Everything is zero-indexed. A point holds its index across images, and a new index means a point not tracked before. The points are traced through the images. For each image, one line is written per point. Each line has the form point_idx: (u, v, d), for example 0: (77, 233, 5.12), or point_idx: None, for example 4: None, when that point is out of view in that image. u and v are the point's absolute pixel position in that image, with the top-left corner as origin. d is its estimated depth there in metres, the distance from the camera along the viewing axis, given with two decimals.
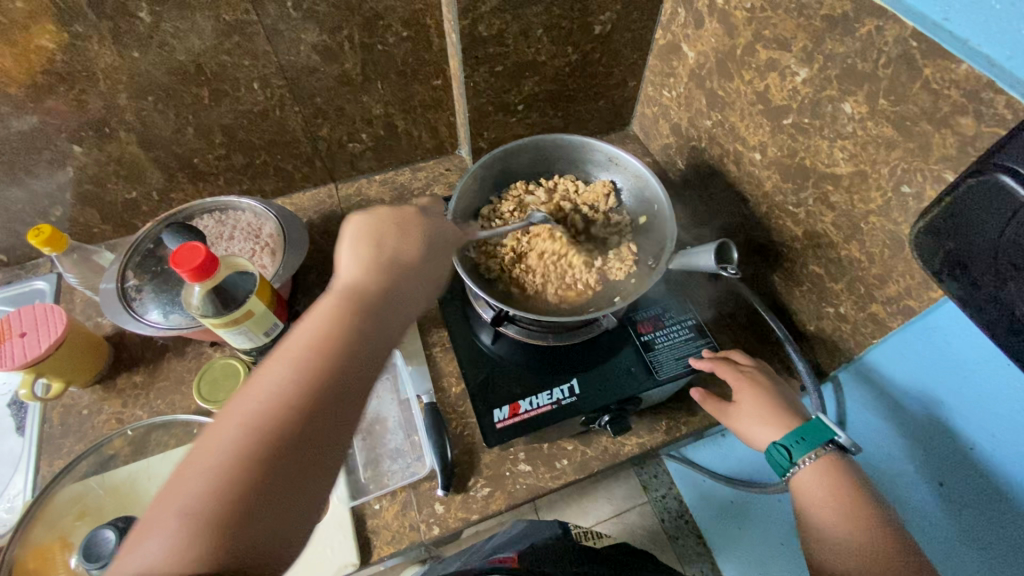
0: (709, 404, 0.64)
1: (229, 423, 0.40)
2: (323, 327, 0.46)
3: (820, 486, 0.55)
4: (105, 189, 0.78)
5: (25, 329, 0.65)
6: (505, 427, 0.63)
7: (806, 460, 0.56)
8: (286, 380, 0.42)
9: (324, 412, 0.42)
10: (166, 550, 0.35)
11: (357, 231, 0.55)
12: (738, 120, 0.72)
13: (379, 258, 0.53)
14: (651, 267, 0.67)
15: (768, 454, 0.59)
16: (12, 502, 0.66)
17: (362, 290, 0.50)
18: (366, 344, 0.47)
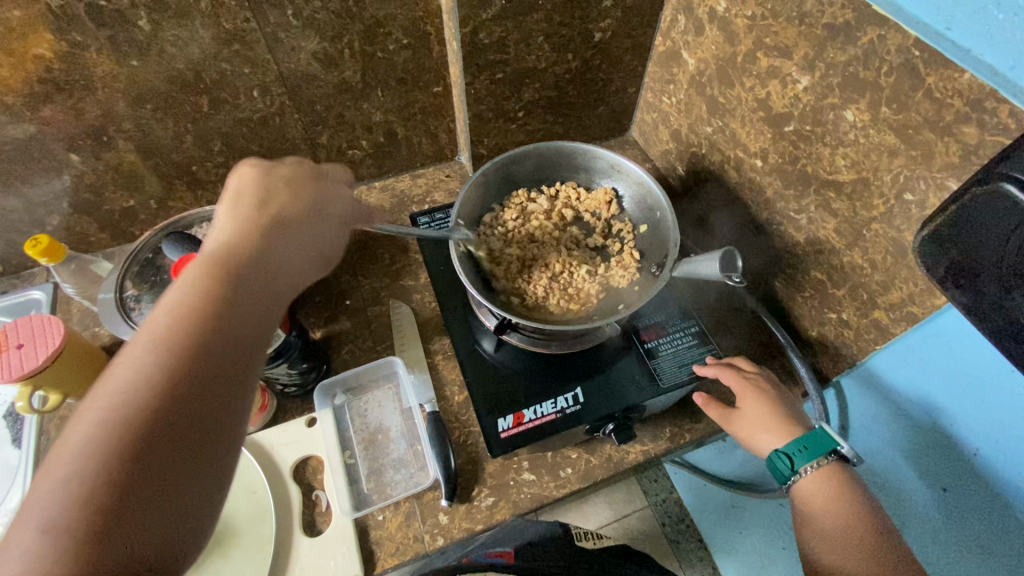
0: (712, 412, 0.64)
1: (91, 408, 0.34)
2: (191, 294, 0.40)
3: (822, 491, 0.55)
4: (103, 198, 0.77)
5: (22, 340, 0.64)
6: (510, 436, 0.63)
7: (809, 468, 0.56)
8: (159, 351, 0.37)
9: (204, 384, 0.37)
10: (31, 559, 0.30)
11: (236, 190, 0.49)
12: (739, 127, 0.72)
13: (260, 214, 0.48)
14: (654, 276, 0.68)
15: (771, 462, 0.59)
16: (10, 516, 0.65)
17: (229, 252, 0.44)
18: (244, 307, 0.42)
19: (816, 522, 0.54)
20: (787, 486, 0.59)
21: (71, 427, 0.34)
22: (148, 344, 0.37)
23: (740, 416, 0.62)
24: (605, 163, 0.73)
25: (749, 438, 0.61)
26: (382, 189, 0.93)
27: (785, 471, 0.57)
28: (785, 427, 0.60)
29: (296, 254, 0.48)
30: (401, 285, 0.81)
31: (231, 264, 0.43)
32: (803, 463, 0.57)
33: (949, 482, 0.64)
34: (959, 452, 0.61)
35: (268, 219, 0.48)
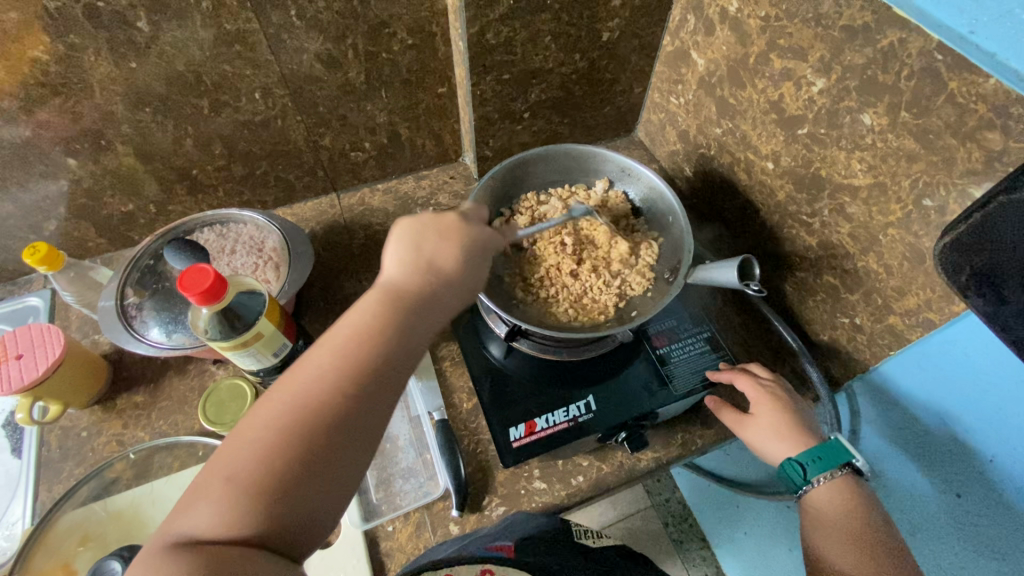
0: (725, 418, 0.63)
1: (274, 403, 0.40)
2: (368, 320, 0.44)
3: (831, 491, 0.55)
4: (101, 202, 0.76)
5: (21, 350, 0.63)
6: (522, 446, 0.62)
7: (823, 479, 0.56)
8: (328, 366, 0.41)
9: (371, 400, 0.41)
10: (211, 519, 0.35)
11: (413, 228, 0.51)
12: (750, 128, 0.71)
13: (424, 255, 0.49)
14: (669, 282, 0.67)
15: (784, 471, 0.58)
16: (11, 529, 0.64)
17: (397, 289, 0.47)
18: (410, 339, 0.45)
19: (821, 517, 0.55)
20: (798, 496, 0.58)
21: (261, 406, 0.40)
22: (329, 355, 0.42)
23: (755, 423, 0.61)
24: (616, 167, 0.72)
25: (764, 445, 0.60)
26: (386, 192, 0.91)
27: (797, 480, 0.57)
28: (799, 434, 0.59)
29: (457, 296, 0.49)
30: None
31: (399, 299, 0.46)
32: (816, 472, 0.56)
33: (961, 489, 0.63)
34: (973, 458, 0.60)
35: (434, 259, 0.49)
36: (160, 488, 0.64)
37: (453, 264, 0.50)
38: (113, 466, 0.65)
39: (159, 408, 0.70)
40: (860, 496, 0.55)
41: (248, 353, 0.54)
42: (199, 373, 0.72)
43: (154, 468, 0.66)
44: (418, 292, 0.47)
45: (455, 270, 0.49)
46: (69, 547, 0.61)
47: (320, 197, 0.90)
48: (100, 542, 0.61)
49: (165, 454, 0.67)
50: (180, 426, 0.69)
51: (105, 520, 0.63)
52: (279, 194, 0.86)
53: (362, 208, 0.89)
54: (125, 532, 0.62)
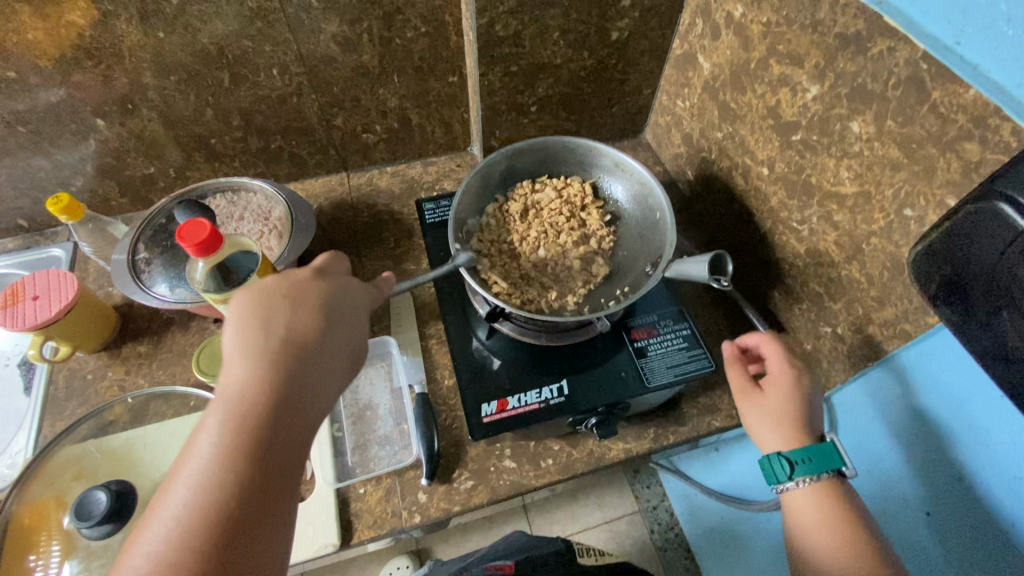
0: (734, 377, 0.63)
1: (131, 573, 0.35)
2: (229, 437, 0.40)
3: (811, 504, 0.55)
4: (125, 163, 0.81)
5: (38, 292, 0.67)
6: (492, 421, 0.63)
7: (805, 481, 0.55)
8: (190, 507, 0.38)
9: (252, 514, 0.39)
10: None
11: (239, 318, 0.47)
12: (748, 133, 0.72)
13: (270, 339, 0.45)
14: (648, 274, 0.67)
15: (768, 464, 0.57)
16: (14, 458, 0.69)
17: (254, 390, 0.43)
18: (289, 442, 0.43)
19: (806, 549, 0.55)
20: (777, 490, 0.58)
21: None
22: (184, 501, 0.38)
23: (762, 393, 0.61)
24: (609, 161, 0.73)
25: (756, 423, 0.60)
26: (394, 174, 0.94)
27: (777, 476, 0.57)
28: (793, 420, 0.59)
29: (328, 361, 0.48)
30: (403, 269, 0.83)
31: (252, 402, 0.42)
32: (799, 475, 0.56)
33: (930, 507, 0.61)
34: (945, 475, 0.58)
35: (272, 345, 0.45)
36: (153, 432, 0.68)
37: (299, 344, 0.46)
38: (113, 408, 0.69)
39: (160, 359, 0.74)
40: (848, 516, 0.54)
41: None
42: (199, 330, 0.76)
43: (150, 414, 0.70)
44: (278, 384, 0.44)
45: (316, 336, 0.47)
46: (62, 481, 0.65)
47: (331, 175, 0.94)
48: (91, 477, 0.65)
49: (161, 402, 0.70)
50: (177, 377, 0.73)
51: (99, 459, 0.66)
52: (292, 169, 0.90)
53: (370, 187, 0.93)
54: (116, 468, 0.65)
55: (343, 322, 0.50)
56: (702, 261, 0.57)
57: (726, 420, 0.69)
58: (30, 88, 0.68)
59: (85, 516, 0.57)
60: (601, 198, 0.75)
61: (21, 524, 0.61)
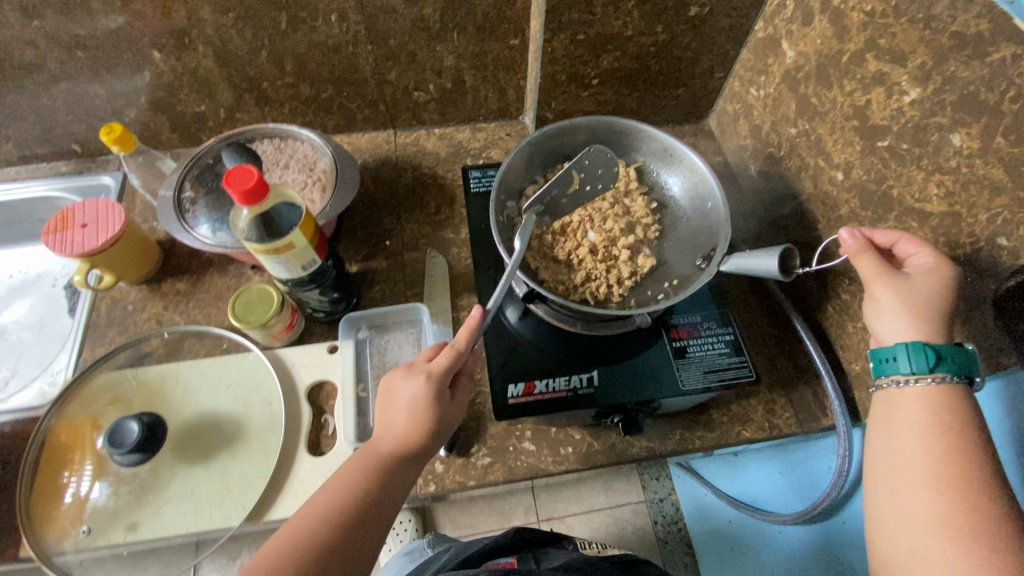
0: (863, 263, 0.52)
1: (270, 544, 0.48)
2: (352, 484, 0.51)
3: (919, 404, 0.48)
4: (177, 98, 0.80)
5: (87, 220, 0.68)
6: (517, 404, 0.61)
7: (942, 377, 0.47)
8: (315, 525, 0.48)
9: (344, 549, 0.48)
10: None
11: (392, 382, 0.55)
12: (827, 133, 0.67)
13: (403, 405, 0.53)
14: (700, 268, 0.59)
15: (888, 349, 0.50)
16: (55, 377, 0.72)
17: (379, 447, 0.53)
18: (387, 499, 0.51)
19: (889, 453, 0.48)
20: (886, 381, 0.51)
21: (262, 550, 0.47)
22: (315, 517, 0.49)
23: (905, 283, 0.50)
24: (657, 144, 0.65)
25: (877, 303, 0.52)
26: (441, 137, 0.91)
27: (889, 367, 0.50)
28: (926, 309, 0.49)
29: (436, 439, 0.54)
30: (440, 236, 0.81)
31: (363, 471, 0.51)
32: (922, 372, 0.47)
33: None
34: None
35: (387, 424, 0.53)
36: (184, 368, 0.69)
37: (406, 433, 0.52)
38: (150, 341, 0.71)
39: (197, 298, 0.75)
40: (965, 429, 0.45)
41: (279, 260, 0.56)
42: (237, 275, 0.77)
43: (183, 351, 0.71)
44: (383, 464, 0.52)
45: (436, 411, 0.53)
46: (99, 404, 0.67)
47: (378, 131, 0.91)
48: (125, 404, 0.67)
49: (195, 340, 0.71)
50: (212, 318, 0.74)
51: (133, 388, 0.68)
52: (340, 121, 0.88)
53: (415, 148, 0.90)
54: (148, 400, 0.67)
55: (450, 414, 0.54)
56: (772, 251, 0.52)
57: (755, 432, 0.67)
58: (90, 13, 0.67)
59: (115, 443, 0.58)
60: (647, 184, 0.67)
61: (60, 440, 0.65)
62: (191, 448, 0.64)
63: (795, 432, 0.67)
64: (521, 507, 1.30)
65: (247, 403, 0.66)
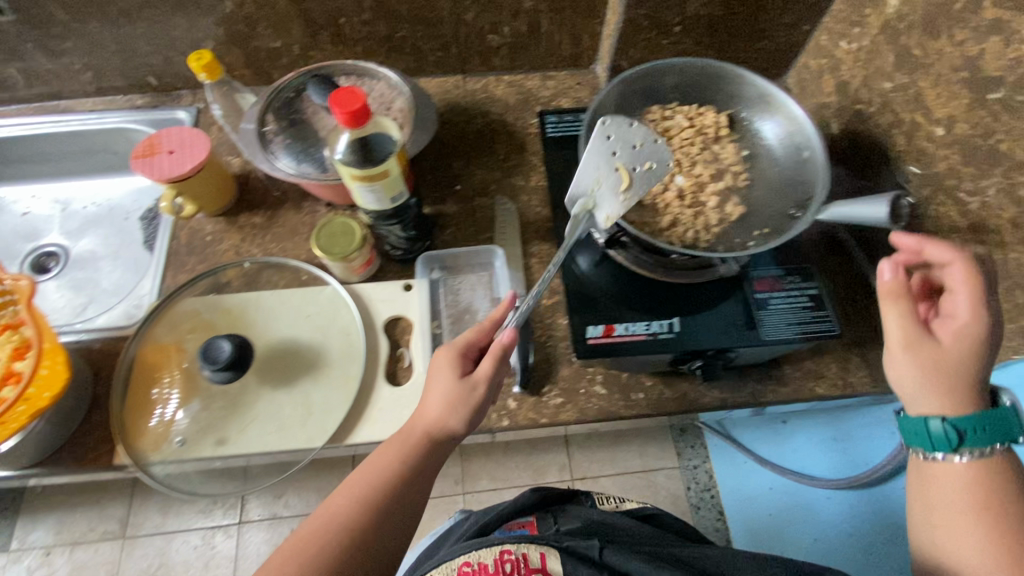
0: (899, 305, 0.50)
1: (309, 521, 0.49)
2: (388, 467, 0.51)
3: (955, 478, 0.47)
4: (254, 32, 0.80)
5: (174, 147, 0.70)
6: (596, 345, 0.61)
7: (972, 453, 0.46)
8: (349, 503, 0.49)
9: (377, 528, 0.48)
10: None
11: (433, 370, 0.55)
12: (929, 86, 0.64)
13: (441, 395, 0.53)
14: (793, 217, 0.59)
15: (914, 424, 0.48)
16: (140, 301, 0.74)
17: (417, 432, 0.53)
18: (420, 482, 0.52)
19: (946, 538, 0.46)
20: (921, 456, 0.49)
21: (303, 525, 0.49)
22: (352, 495, 0.50)
23: (924, 343, 0.48)
24: (634, 137, 0.59)
25: (887, 359, 0.51)
26: (510, 84, 0.90)
27: (916, 439, 0.49)
28: (947, 374, 0.47)
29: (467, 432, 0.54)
30: (510, 183, 0.81)
31: (388, 466, 0.52)
32: (949, 448, 0.47)
33: None
34: None
35: (424, 409, 0.54)
36: (265, 298, 0.71)
37: (439, 419, 0.52)
38: (230, 270, 0.73)
39: (273, 233, 0.76)
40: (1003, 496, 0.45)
41: (371, 189, 0.57)
42: (310, 212, 0.78)
43: (262, 282, 0.72)
44: (415, 452, 0.52)
45: (472, 403, 0.53)
46: (185, 328, 0.69)
47: (447, 76, 0.90)
48: (211, 328, 0.69)
49: (273, 272, 0.73)
50: (288, 252, 0.75)
51: (217, 314, 0.70)
52: (411, 63, 0.88)
53: (484, 94, 0.89)
54: (232, 325, 0.69)
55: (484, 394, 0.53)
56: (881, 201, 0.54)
57: (828, 389, 0.67)
58: None
59: (209, 359, 0.60)
60: (736, 132, 0.66)
61: (148, 359, 0.67)
62: (275, 372, 0.66)
63: (869, 391, 0.67)
64: (556, 464, 1.29)
65: (328, 333, 0.68)
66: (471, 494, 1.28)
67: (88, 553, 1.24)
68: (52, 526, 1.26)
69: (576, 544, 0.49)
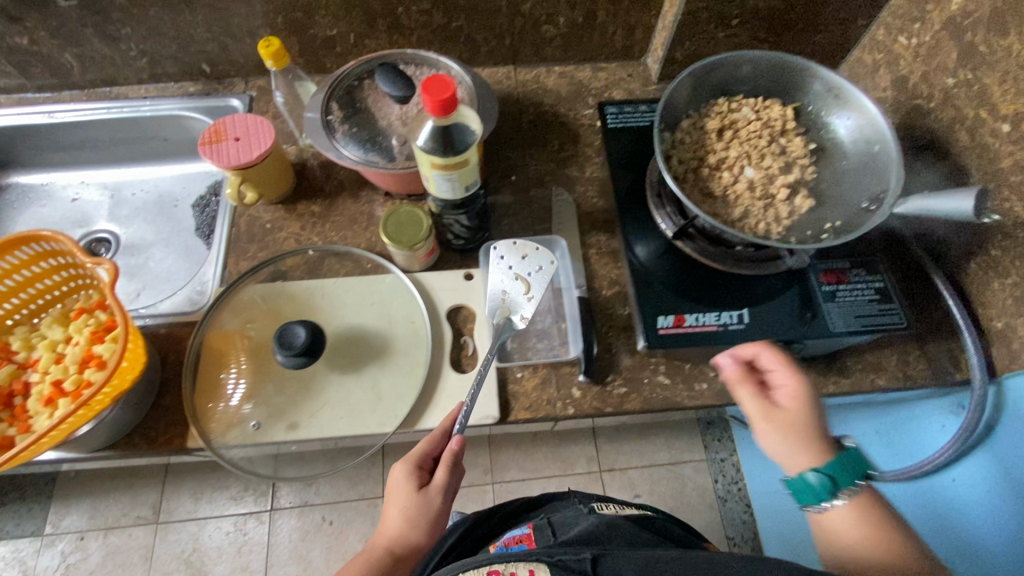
0: (745, 393, 0.54)
1: None
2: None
3: (847, 524, 0.48)
4: (312, 21, 0.80)
5: (239, 134, 0.70)
6: (668, 335, 0.62)
7: (845, 497, 0.49)
8: None
9: None
10: None
11: (391, 490, 0.58)
12: (996, 83, 0.64)
13: (399, 512, 0.56)
14: (866, 209, 0.59)
15: (797, 482, 0.50)
16: (203, 287, 0.75)
17: (375, 547, 0.56)
18: None
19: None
20: (806, 509, 0.51)
21: None
22: None
23: (777, 411, 0.52)
24: (520, 253, 0.67)
25: (765, 437, 0.52)
26: (562, 75, 0.90)
27: (806, 499, 0.50)
28: (805, 432, 0.51)
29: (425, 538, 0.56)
30: (566, 174, 0.81)
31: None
32: (829, 496, 0.49)
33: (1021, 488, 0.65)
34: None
35: (382, 527, 0.57)
36: (329, 285, 0.71)
37: (398, 530, 0.55)
38: (292, 258, 0.73)
39: (332, 221, 0.77)
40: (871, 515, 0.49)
41: (449, 178, 0.57)
42: (368, 201, 0.78)
43: (324, 269, 0.73)
44: (380, 565, 0.55)
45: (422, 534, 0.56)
46: (250, 314, 0.70)
47: (499, 67, 0.91)
48: (277, 315, 0.70)
49: (335, 260, 0.74)
50: (348, 241, 0.76)
51: (282, 300, 0.70)
52: (464, 53, 0.88)
53: (536, 85, 0.89)
54: (298, 312, 0.70)
55: (441, 503, 0.56)
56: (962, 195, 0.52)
57: (889, 381, 0.68)
58: None
59: (284, 344, 0.61)
60: (803, 125, 0.66)
61: (214, 345, 0.68)
62: (342, 359, 0.67)
63: (929, 383, 0.68)
64: (583, 456, 1.30)
65: (392, 321, 0.69)
66: (500, 483, 1.28)
67: (122, 538, 1.20)
68: (85, 511, 1.22)
69: (569, 556, 0.46)
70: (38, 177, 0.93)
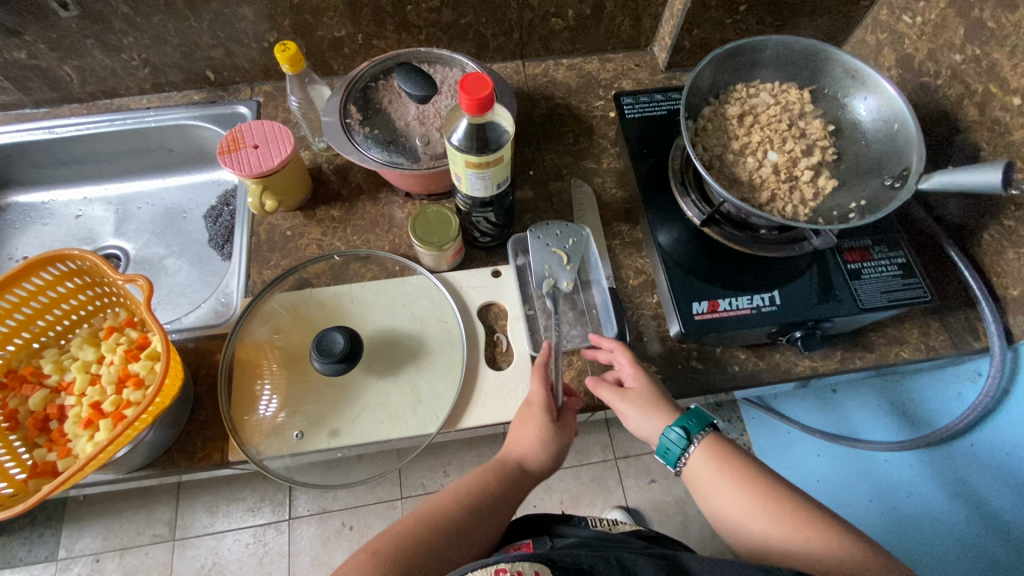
0: (604, 389, 0.61)
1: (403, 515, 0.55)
2: (477, 481, 0.59)
3: (704, 466, 0.55)
4: (320, 23, 0.78)
5: (258, 142, 0.69)
6: (704, 321, 0.63)
7: (696, 441, 0.55)
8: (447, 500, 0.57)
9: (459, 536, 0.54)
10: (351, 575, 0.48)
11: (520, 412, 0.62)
12: (1005, 58, 0.65)
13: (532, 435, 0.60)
14: (891, 187, 0.60)
15: (661, 444, 0.56)
16: (227, 299, 0.74)
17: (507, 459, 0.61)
18: (508, 495, 0.59)
19: (730, 523, 0.53)
20: (677, 469, 0.57)
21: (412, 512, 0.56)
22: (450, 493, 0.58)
23: (629, 390, 0.59)
24: (553, 230, 0.71)
25: (628, 416, 0.59)
26: (570, 68, 0.90)
27: (670, 455, 0.56)
28: (656, 400, 0.59)
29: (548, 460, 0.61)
30: (583, 166, 0.82)
31: (486, 481, 0.59)
32: (686, 445, 0.55)
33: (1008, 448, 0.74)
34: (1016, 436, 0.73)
35: (513, 442, 0.62)
36: (357, 290, 0.71)
37: (534, 454, 0.60)
38: (317, 264, 0.72)
39: (353, 225, 0.76)
40: (737, 463, 0.54)
41: (483, 176, 0.57)
42: (388, 203, 0.78)
43: (350, 274, 0.72)
44: (510, 476, 0.60)
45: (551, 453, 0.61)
46: (280, 322, 0.69)
47: (507, 62, 0.91)
48: (308, 322, 0.69)
49: (360, 265, 0.73)
50: (371, 244, 0.75)
51: (312, 307, 0.70)
52: (472, 49, 0.87)
53: (546, 79, 0.89)
54: (329, 317, 0.69)
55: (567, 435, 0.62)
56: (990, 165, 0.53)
57: (912, 353, 0.70)
58: None
59: (324, 351, 0.62)
60: (821, 107, 0.68)
61: (246, 356, 0.67)
62: (377, 363, 0.67)
63: (950, 353, 0.70)
64: (598, 445, 1.31)
65: (425, 322, 0.69)
66: None
67: (139, 558, 1.17)
68: (99, 532, 1.18)
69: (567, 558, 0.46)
70: (38, 195, 0.91)
